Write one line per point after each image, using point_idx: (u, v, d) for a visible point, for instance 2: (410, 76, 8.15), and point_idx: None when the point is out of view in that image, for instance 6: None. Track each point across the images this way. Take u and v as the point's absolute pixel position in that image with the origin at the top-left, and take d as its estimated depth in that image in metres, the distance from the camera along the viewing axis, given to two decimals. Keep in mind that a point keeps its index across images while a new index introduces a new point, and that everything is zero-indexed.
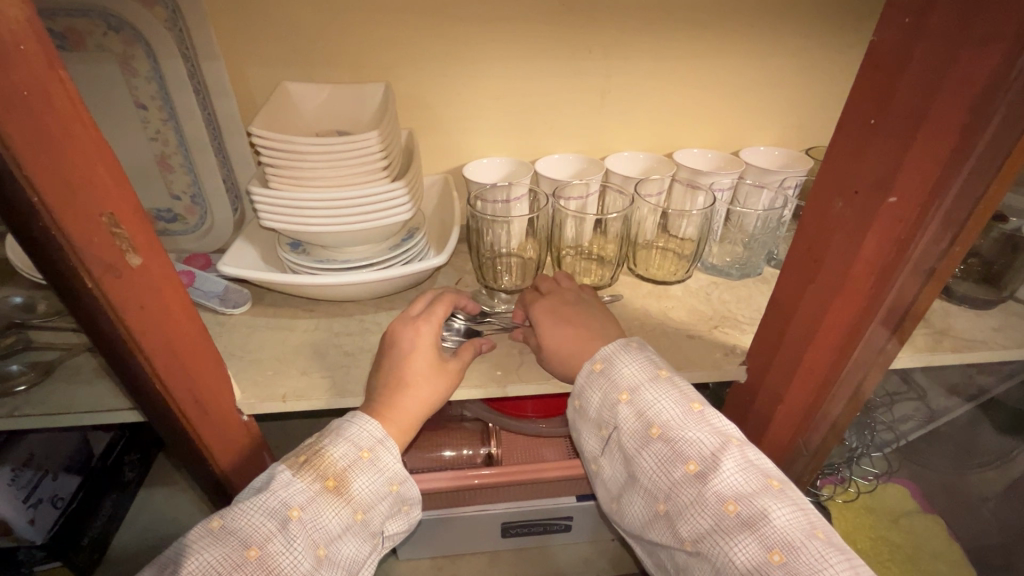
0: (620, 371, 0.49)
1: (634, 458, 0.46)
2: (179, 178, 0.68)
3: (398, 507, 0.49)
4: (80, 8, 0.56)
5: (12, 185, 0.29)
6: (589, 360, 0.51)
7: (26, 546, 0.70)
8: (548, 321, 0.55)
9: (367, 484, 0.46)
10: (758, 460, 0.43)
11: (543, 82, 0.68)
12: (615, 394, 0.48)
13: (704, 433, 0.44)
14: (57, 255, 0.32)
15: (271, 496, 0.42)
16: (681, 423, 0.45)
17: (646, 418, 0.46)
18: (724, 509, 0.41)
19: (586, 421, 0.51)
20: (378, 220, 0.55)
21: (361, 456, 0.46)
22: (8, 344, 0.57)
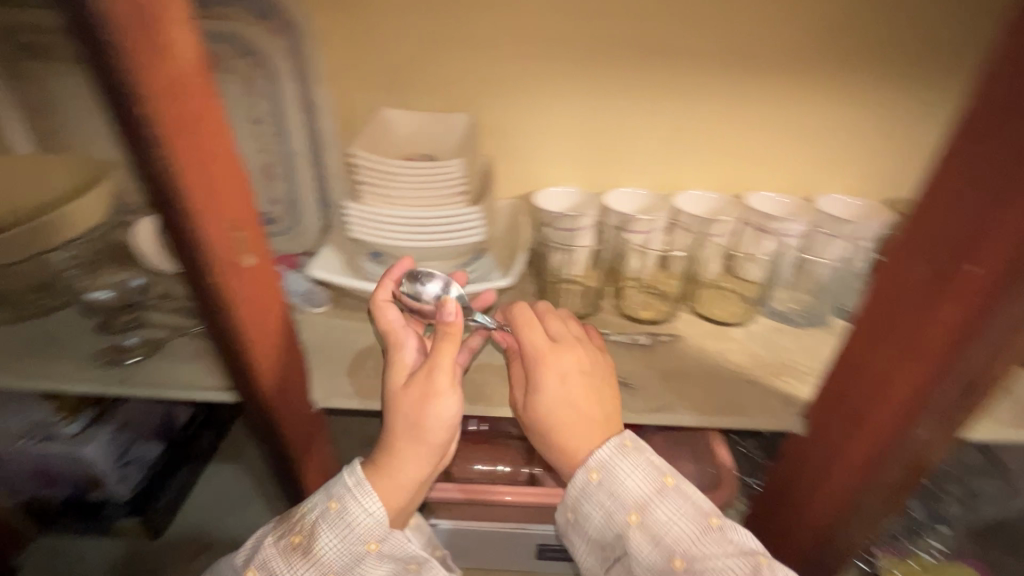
0: (624, 487, 0.52)
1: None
2: (277, 187, 0.75)
3: (402, 566, 0.55)
4: (218, 37, 0.65)
5: (166, 189, 0.35)
6: (584, 468, 0.53)
7: (114, 500, 0.79)
8: (553, 385, 0.55)
9: (336, 544, 0.52)
10: None
11: (618, 118, 0.70)
12: (624, 514, 0.51)
13: (723, 552, 0.49)
14: (189, 248, 0.38)
15: (274, 542, 0.53)
16: (701, 550, 0.49)
17: (665, 545, 0.49)
18: None
19: (591, 531, 0.55)
20: (451, 243, 0.58)
21: (332, 510, 0.53)
22: (127, 320, 0.64)
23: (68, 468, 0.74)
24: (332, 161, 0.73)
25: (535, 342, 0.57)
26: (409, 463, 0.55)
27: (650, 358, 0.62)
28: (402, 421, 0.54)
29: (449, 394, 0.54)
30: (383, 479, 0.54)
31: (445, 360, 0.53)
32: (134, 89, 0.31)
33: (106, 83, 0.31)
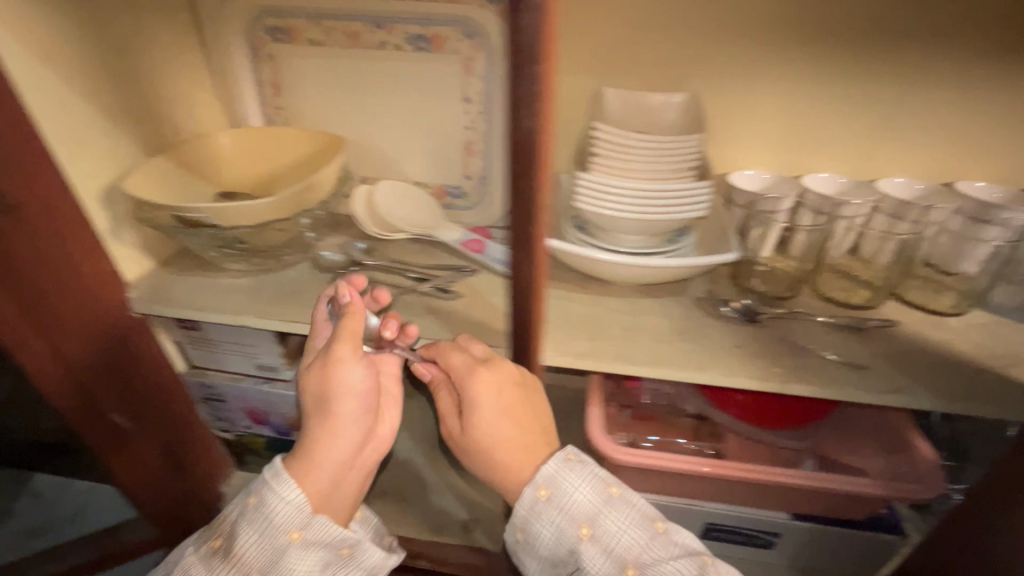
0: (574, 501, 0.54)
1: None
2: (475, 162, 0.80)
3: (330, 554, 0.54)
4: (449, 18, 0.71)
5: (528, 135, 0.37)
6: (533, 487, 0.54)
7: None
8: (486, 398, 0.56)
9: (256, 539, 0.53)
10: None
11: (825, 102, 0.70)
12: (578, 529, 0.53)
13: (669, 555, 0.52)
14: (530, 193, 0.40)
15: (198, 552, 0.55)
16: (651, 558, 0.52)
17: (617, 558, 0.52)
18: None
19: (537, 549, 0.56)
20: (684, 213, 0.60)
21: (251, 504, 0.54)
22: (354, 277, 0.71)
23: (281, 410, 0.82)
24: None
25: (462, 361, 0.58)
26: (343, 433, 0.57)
27: (867, 340, 0.61)
28: (313, 393, 0.57)
29: (355, 362, 0.56)
30: (309, 465, 0.55)
31: (344, 331, 0.56)
32: (540, 47, 0.33)
33: (517, 41, 0.34)
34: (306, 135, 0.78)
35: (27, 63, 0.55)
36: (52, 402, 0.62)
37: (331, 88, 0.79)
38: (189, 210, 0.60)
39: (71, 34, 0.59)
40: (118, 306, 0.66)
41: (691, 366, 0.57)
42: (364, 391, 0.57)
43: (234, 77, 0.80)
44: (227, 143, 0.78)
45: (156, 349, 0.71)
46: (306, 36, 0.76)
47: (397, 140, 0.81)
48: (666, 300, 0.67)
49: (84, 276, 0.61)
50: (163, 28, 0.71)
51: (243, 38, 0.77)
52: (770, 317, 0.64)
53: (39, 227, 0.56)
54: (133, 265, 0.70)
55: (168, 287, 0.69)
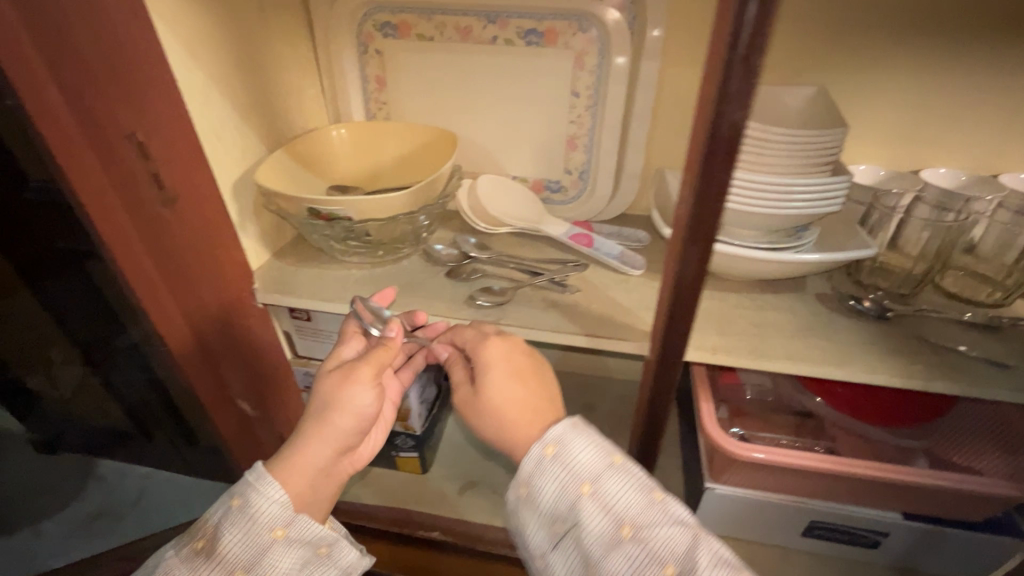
0: (577, 459, 0.51)
1: (604, 562, 0.48)
2: (577, 157, 0.80)
3: (307, 552, 0.53)
4: (564, 13, 0.71)
5: (734, 128, 0.37)
6: (539, 443, 0.53)
7: (405, 434, 0.88)
8: (495, 364, 0.58)
9: (241, 536, 0.51)
10: (729, 554, 0.48)
11: (952, 96, 0.68)
12: (578, 486, 0.50)
13: (671, 526, 0.49)
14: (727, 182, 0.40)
15: (177, 553, 0.52)
16: (650, 521, 0.49)
17: (615, 516, 0.49)
18: None
19: (539, 510, 0.52)
20: (821, 207, 0.60)
21: (234, 506, 0.52)
22: (467, 270, 0.72)
23: None
24: (637, 133, 0.77)
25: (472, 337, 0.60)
26: (324, 440, 0.55)
27: (1003, 339, 0.60)
28: (318, 401, 0.56)
29: (368, 387, 0.56)
30: (293, 459, 0.55)
31: (376, 357, 0.57)
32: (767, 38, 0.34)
33: (744, 33, 0.34)
34: (412, 129, 0.79)
35: (182, 59, 0.56)
36: (195, 394, 0.64)
37: (436, 83, 0.80)
38: (326, 204, 0.61)
39: (215, 31, 0.61)
40: (246, 296, 0.68)
41: (830, 361, 0.57)
42: (365, 419, 0.56)
43: (340, 73, 0.81)
44: (337, 138, 0.79)
45: (269, 334, 0.74)
46: (416, 32, 0.77)
47: (499, 134, 0.82)
48: (786, 296, 0.66)
49: (223, 266, 0.63)
50: (282, 23, 0.73)
51: (352, 33, 0.78)
52: (904, 313, 0.62)
53: (194, 220, 0.57)
54: (255, 256, 0.72)
55: (289, 278, 0.71)
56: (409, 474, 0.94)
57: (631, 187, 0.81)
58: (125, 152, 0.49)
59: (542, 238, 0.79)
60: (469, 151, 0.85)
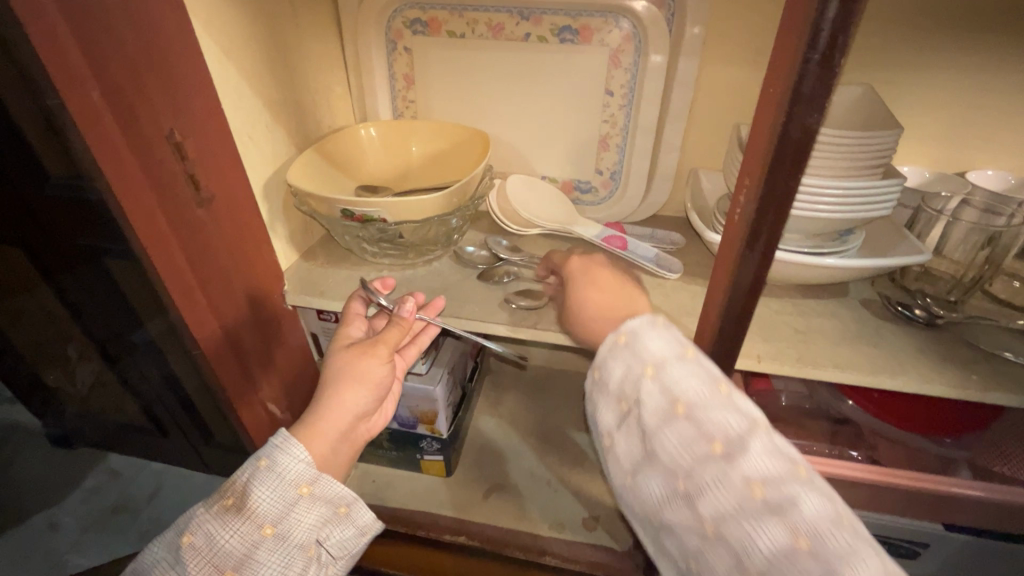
0: (645, 346, 0.50)
1: (657, 435, 0.47)
2: (610, 156, 0.79)
3: (328, 510, 0.53)
4: (601, 10, 0.69)
5: (806, 131, 0.36)
6: (614, 333, 0.53)
7: (431, 437, 0.86)
8: (578, 275, 0.61)
9: (270, 493, 0.50)
10: (787, 448, 0.44)
11: (1006, 96, 0.65)
12: (641, 368, 0.50)
13: (731, 415, 0.45)
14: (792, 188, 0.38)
15: (202, 512, 0.50)
16: (708, 405, 0.46)
17: (672, 396, 0.47)
18: (750, 492, 0.42)
19: (607, 394, 0.53)
20: (870, 210, 0.58)
21: (262, 467, 0.51)
22: (500, 274, 0.70)
23: (413, 403, 0.83)
24: (672, 132, 0.75)
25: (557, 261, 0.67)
26: (345, 407, 0.57)
27: None
28: (331, 377, 0.58)
29: (382, 361, 0.59)
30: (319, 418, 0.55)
31: (388, 338, 0.59)
32: (848, 39, 0.32)
33: (823, 33, 0.32)
34: (442, 128, 0.78)
35: (218, 57, 0.55)
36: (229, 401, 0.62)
37: (466, 81, 0.78)
38: (361, 206, 0.60)
39: (248, 27, 0.59)
40: (276, 297, 0.67)
41: (882, 370, 0.55)
42: (377, 393, 0.60)
43: (368, 70, 0.80)
44: (365, 136, 0.78)
45: (296, 334, 0.74)
46: (446, 28, 0.75)
47: (529, 133, 0.81)
48: (829, 301, 0.65)
49: (256, 268, 0.63)
50: (311, 19, 0.71)
51: (381, 30, 0.77)
52: (954, 318, 0.60)
53: (228, 222, 0.56)
54: (285, 257, 0.71)
55: (320, 280, 0.70)
56: (434, 475, 0.93)
57: (664, 187, 0.79)
58: (164, 154, 0.48)
59: (574, 239, 0.78)
60: (498, 150, 0.83)
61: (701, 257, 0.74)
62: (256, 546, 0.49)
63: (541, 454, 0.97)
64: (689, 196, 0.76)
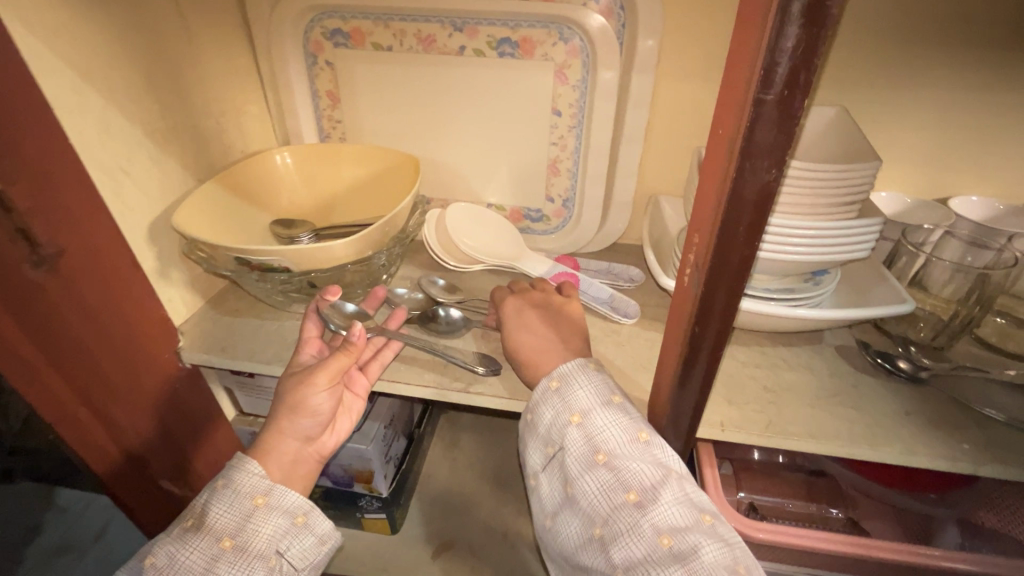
0: (575, 393, 0.47)
1: (576, 481, 0.44)
2: (561, 182, 0.71)
3: (288, 521, 0.46)
4: (542, 20, 0.61)
5: (762, 191, 0.28)
6: (547, 376, 0.49)
7: (370, 495, 0.78)
8: (515, 315, 0.55)
9: (226, 510, 0.45)
10: (696, 495, 0.43)
11: (990, 116, 0.58)
12: (568, 416, 0.46)
13: (649, 464, 0.43)
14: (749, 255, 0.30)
15: (165, 535, 0.46)
16: (626, 453, 0.43)
17: (593, 442, 0.44)
18: (656, 540, 0.40)
19: (534, 436, 0.49)
20: (842, 253, 0.50)
21: (216, 486, 0.46)
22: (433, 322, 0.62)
23: (344, 462, 0.73)
24: (627, 157, 0.67)
25: (501, 292, 0.59)
26: (286, 435, 0.48)
27: None
28: (279, 401, 0.49)
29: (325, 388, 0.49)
30: (268, 440, 0.48)
31: (334, 360, 0.48)
32: (813, 77, 0.24)
33: (780, 69, 0.24)
34: (370, 153, 0.69)
35: (69, 82, 0.46)
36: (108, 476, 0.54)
37: (398, 99, 0.70)
38: (255, 255, 0.51)
39: (114, 43, 0.49)
40: (168, 356, 0.57)
41: (863, 440, 0.48)
42: (324, 422, 0.50)
43: (286, 86, 0.70)
44: (283, 163, 0.69)
45: (200, 394, 0.63)
46: (371, 40, 0.66)
47: (471, 157, 0.72)
48: (802, 350, 0.57)
49: (134, 326, 0.52)
50: (211, 29, 0.61)
51: (296, 42, 0.68)
52: (941, 368, 0.54)
53: (87, 280, 0.47)
54: (184, 305, 0.61)
55: (222, 333, 0.60)
56: (378, 533, 0.84)
57: (621, 216, 0.72)
58: None
59: (520, 276, 0.69)
60: (438, 174, 0.75)
61: (662, 296, 0.67)
62: (215, 562, 0.43)
63: (498, 503, 0.88)
64: (647, 227, 0.68)
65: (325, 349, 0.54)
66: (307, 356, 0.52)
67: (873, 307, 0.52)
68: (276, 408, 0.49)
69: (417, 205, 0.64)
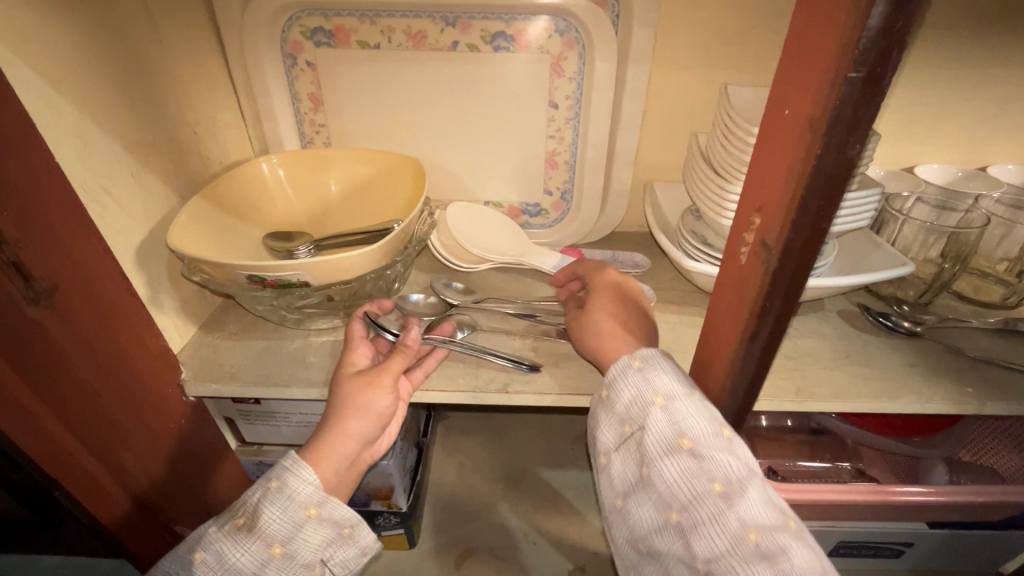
0: (661, 376, 0.43)
1: (655, 463, 0.40)
2: (559, 175, 0.72)
3: (335, 532, 0.45)
4: (537, 12, 0.61)
5: (840, 168, 0.29)
6: (628, 356, 0.46)
7: (390, 512, 0.75)
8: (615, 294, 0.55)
9: (278, 516, 0.42)
10: (776, 497, 0.39)
11: (949, 91, 0.64)
12: (651, 396, 0.42)
13: (733, 458, 0.39)
14: (822, 230, 0.32)
15: (210, 528, 0.43)
16: (713, 443, 0.39)
17: (678, 426, 0.40)
18: (742, 536, 0.36)
19: (611, 413, 0.45)
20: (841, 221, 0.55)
21: (270, 487, 0.43)
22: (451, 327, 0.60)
23: (363, 480, 0.71)
24: (625, 145, 0.68)
25: (588, 268, 0.59)
26: (346, 437, 0.46)
27: None
28: (334, 406, 0.47)
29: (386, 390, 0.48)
30: (326, 443, 0.45)
31: (394, 363, 0.48)
32: (901, 54, 0.25)
33: (871, 48, 0.25)
34: (364, 155, 0.66)
35: (43, 96, 0.40)
36: (103, 518, 0.49)
37: (387, 99, 0.67)
38: (271, 271, 0.47)
39: (88, 50, 0.44)
40: (170, 391, 0.52)
41: (883, 394, 0.52)
42: (382, 422, 0.48)
43: (263, 89, 0.66)
44: (271, 172, 0.65)
45: (202, 426, 0.58)
46: (356, 38, 0.63)
47: (467, 154, 0.71)
48: (809, 317, 0.61)
49: (133, 363, 0.48)
50: (182, 31, 0.56)
51: (271, 43, 0.63)
52: (932, 322, 0.59)
53: (83, 315, 0.42)
54: (179, 333, 0.56)
55: (227, 359, 0.56)
56: (396, 550, 0.81)
57: (619, 204, 0.73)
58: None
59: (529, 271, 0.69)
60: (433, 175, 0.73)
61: (670, 279, 0.68)
62: (262, 568, 0.42)
63: (513, 501, 0.88)
64: (649, 212, 0.70)
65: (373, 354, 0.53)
66: (359, 360, 0.51)
67: (873, 272, 0.56)
68: (331, 412, 0.47)
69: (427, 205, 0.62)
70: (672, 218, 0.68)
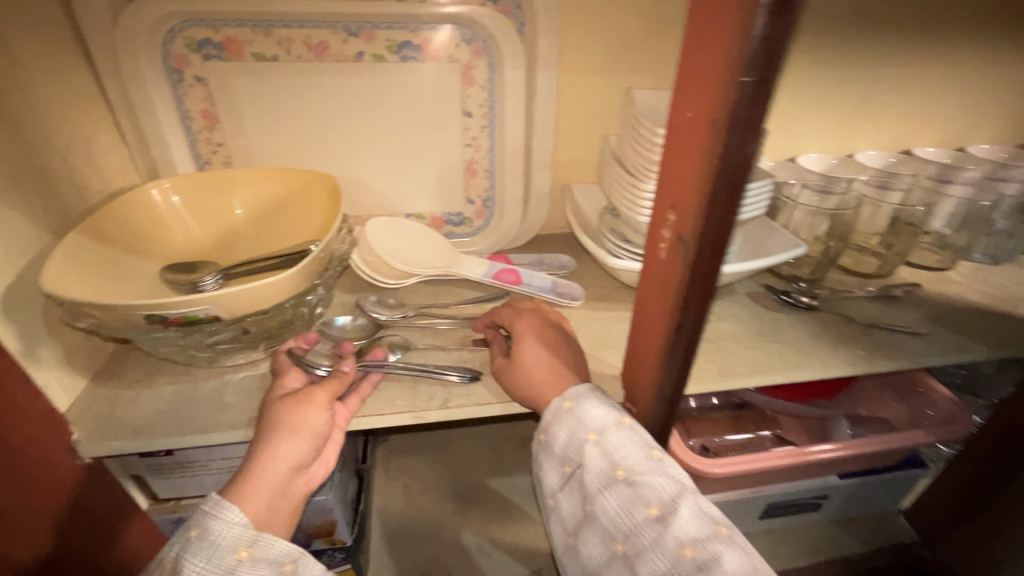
0: (590, 412, 0.45)
1: (596, 499, 0.42)
2: (479, 182, 0.72)
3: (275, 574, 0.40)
4: (443, 21, 0.60)
5: (741, 163, 0.31)
6: (558, 398, 0.47)
7: (334, 549, 0.71)
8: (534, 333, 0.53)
9: (203, 566, 0.38)
10: (709, 507, 0.42)
11: (820, 89, 0.72)
12: (584, 434, 0.44)
13: (665, 479, 0.41)
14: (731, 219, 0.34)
15: None
16: (644, 468, 0.42)
17: (611, 458, 0.42)
18: (679, 552, 0.38)
19: (549, 456, 0.47)
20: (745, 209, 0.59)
21: (189, 538, 0.39)
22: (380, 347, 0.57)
23: (301, 519, 0.66)
24: (541, 149, 0.69)
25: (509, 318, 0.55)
26: (276, 461, 0.43)
27: (903, 307, 0.66)
28: (263, 431, 0.44)
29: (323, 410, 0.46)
30: (255, 475, 0.42)
31: (330, 382, 0.46)
32: (782, 60, 0.28)
33: (758, 54, 0.27)
34: (273, 173, 0.62)
35: None
36: None
37: (290, 114, 0.63)
38: (174, 308, 0.43)
39: None
40: (59, 456, 0.46)
41: (793, 364, 0.57)
42: (319, 446, 0.45)
43: (147, 108, 0.59)
44: (164, 199, 0.59)
45: (103, 490, 0.52)
46: (251, 50, 0.59)
47: (383, 168, 0.69)
48: (724, 300, 0.66)
49: (6, 427, 0.41)
50: (40, 45, 0.49)
51: (151, 58, 0.57)
52: (826, 296, 0.66)
53: None
54: (64, 388, 0.49)
55: (128, 410, 0.50)
56: None
57: (542, 207, 0.74)
58: None
59: (459, 281, 0.68)
60: (349, 190, 0.70)
61: (596, 277, 0.71)
62: None
63: (464, 516, 0.86)
64: (570, 214, 0.71)
65: (309, 378, 0.50)
66: (293, 384, 0.48)
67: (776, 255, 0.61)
68: (259, 439, 0.43)
69: (349, 223, 0.59)
70: (594, 218, 0.70)
